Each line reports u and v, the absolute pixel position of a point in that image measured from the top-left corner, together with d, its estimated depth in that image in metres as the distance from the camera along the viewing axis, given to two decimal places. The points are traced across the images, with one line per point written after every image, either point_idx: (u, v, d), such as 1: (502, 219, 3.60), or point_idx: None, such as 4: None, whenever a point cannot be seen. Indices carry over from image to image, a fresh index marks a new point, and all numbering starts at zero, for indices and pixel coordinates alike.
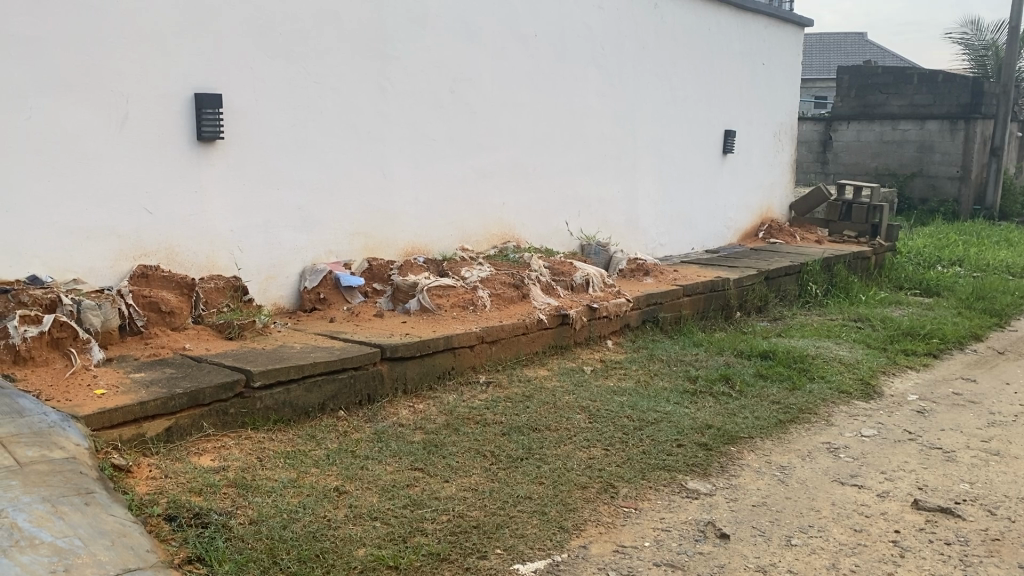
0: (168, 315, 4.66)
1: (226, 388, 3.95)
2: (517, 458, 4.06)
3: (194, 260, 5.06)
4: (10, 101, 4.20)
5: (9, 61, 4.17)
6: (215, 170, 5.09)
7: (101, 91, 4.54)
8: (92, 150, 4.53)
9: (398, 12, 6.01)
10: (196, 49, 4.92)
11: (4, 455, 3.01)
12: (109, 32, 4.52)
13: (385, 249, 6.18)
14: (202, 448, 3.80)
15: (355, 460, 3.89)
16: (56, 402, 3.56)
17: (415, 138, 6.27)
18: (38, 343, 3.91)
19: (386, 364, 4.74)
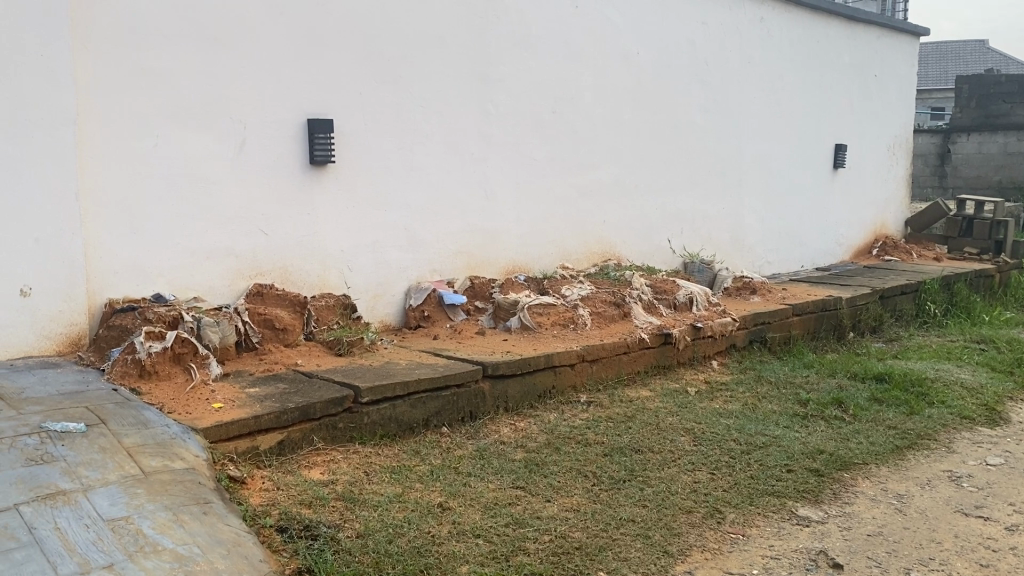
0: (281, 332, 4.83)
1: (335, 402, 4.06)
2: (618, 480, 4.01)
3: (306, 279, 5.24)
4: (139, 130, 4.46)
5: (139, 92, 4.44)
6: (326, 192, 5.26)
7: (220, 118, 4.76)
8: (212, 175, 4.76)
9: (501, 34, 6.10)
10: (308, 76, 5.11)
11: (130, 465, 3.19)
12: (228, 61, 4.76)
13: (487, 268, 6.24)
14: (312, 462, 3.91)
15: (458, 477, 3.92)
16: (177, 415, 3.72)
17: (517, 158, 6.33)
18: (161, 358, 4.09)
19: (488, 383, 4.78)
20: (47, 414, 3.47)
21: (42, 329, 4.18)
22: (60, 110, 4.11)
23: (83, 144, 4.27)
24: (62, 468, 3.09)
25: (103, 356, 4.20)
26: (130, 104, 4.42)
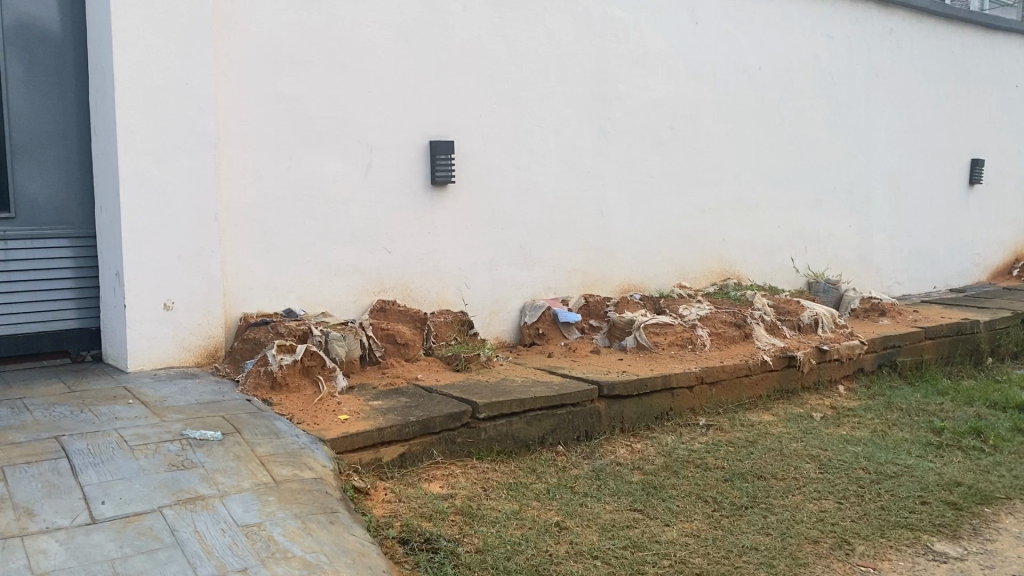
0: (403, 347, 4.93)
1: (454, 418, 4.12)
2: (740, 506, 3.90)
3: (426, 295, 5.35)
4: (273, 152, 4.68)
5: (273, 117, 4.66)
6: (446, 211, 5.38)
7: (348, 141, 4.94)
8: (340, 195, 4.94)
9: (619, 53, 6.09)
10: (431, 99, 5.25)
11: (263, 473, 3.34)
12: (356, 86, 4.94)
13: (603, 286, 6.22)
14: (431, 475, 3.98)
15: (575, 497, 3.91)
16: (306, 426, 3.85)
17: (634, 176, 6.29)
18: (291, 370, 4.25)
19: (604, 402, 4.75)
20: (187, 422, 3.68)
21: (182, 340, 4.43)
22: (202, 135, 4.36)
23: (223, 167, 4.52)
24: (201, 474, 3.26)
25: (238, 367, 4.41)
26: (265, 128, 4.64)
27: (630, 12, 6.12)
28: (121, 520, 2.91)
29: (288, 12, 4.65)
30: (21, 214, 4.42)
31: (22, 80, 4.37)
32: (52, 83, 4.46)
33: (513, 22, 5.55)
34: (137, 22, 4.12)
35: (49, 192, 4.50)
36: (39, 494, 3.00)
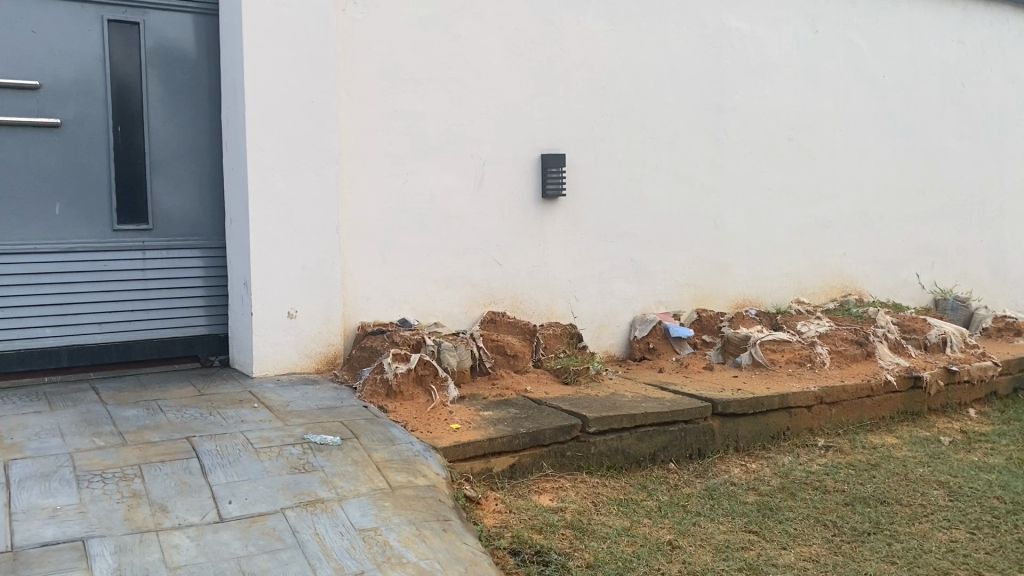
0: (513, 358, 4.96)
1: (564, 431, 4.11)
2: (862, 532, 3.74)
3: (536, 308, 5.38)
4: (391, 166, 4.81)
5: (391, 132, 4.79)
6: (558, 224, 5.39)
7: (463, 155, 5.02)
8: (454, 208, 5.02)
9: (735, 63, 5.98)
10: (544, 112, 5.28)
11: (379, 478, 3.41)
12: (471, 101, 5.02)
13: (716, 300, 6.10)
14: (541, 488, 3.98)
15: (687, 515, 3.83)
16: (420, 433, 3.92)
17: (749, 189, 6.15)
18: (405, 379, 4.33)
19: (718, 420, 4.65)
20: (308, 427, 3.81)
21: (303, 348, 4.60)
22: (324, 151, 4.53)
23: (343, 181, 4.67)
24: (321, 477, 3.36)
25: (355, 374, 4.53)
26: (384, 143, 4.77)
27: (747, 21, 6.00)
28: (246, 519, 3.04)
29: (407, 31, 4.78)
30: (158, 226, 4.69)
31: (161, 100, 4.65)
32: (188, 103, 4.72)
33: (627, 35, 5.53)
34: (267, 44, 4.32)
35: (183, 205, 4.76)
36: (173, 492, 3.17)
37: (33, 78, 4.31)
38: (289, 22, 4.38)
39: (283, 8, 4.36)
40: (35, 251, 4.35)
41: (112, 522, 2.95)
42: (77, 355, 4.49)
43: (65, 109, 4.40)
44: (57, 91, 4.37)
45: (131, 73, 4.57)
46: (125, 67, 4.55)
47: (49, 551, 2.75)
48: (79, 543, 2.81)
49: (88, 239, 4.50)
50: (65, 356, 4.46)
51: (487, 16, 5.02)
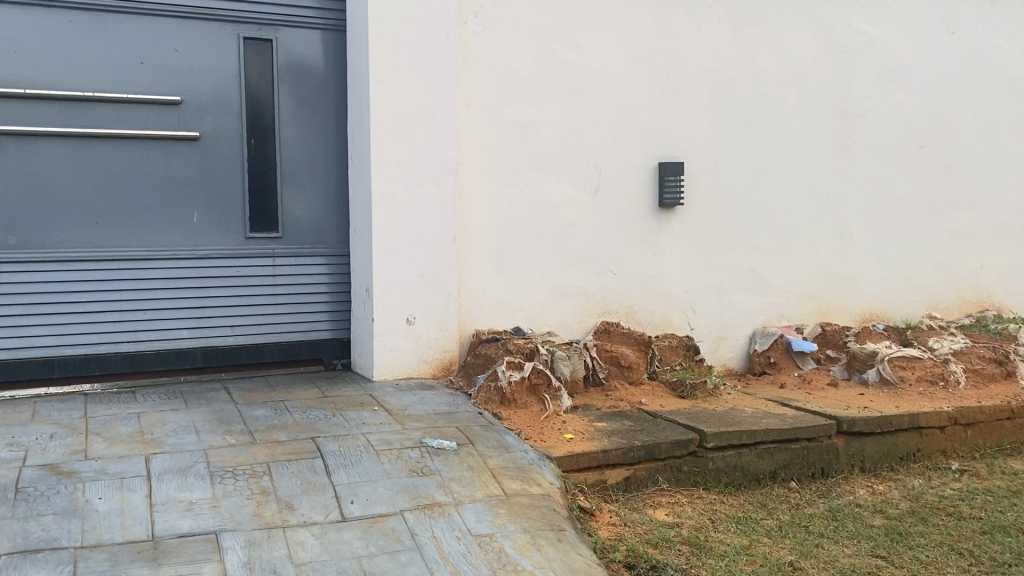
0: (627, 369, 4.91)
1: (680, 445, 4.04)
2: (1002, 563, 3.51)
3: (652, 318, 5.31)
4: (509, 176, 4.86)
5: (509, 142, 4.84)
6: (675, 234, 5.32)
7: (579, 164, 5.02)
8: (570, 217, 5.03)
9: (863, 67, 5.76)
10: (662, 121, 5.22)
11: (494, 485, 3.44)
12: (589, 110, 5.02)
13: (841, 314, 5.87)
14: (657, 502, 3.92)
15: (809, 536, 3.69)
16: (534, 442, 3.92)
17: (878, 198, 5.90)
18: (518, 387, 4.33)
19: (842, 439, 4.47)
20: (426, 431, 3.88)
21: (421, 354, 4.69)
22: (444, 161, 4.62)
23: (462, 190, 4.75)
24: (438, 482, 3.42)
25: (470, 381, 4.59)
26: (502, 153, 4.83)
27: (876, 24, 5.77)
28: (367, 520, 3.12)
29: (526, 41, 4.82)
30: (286, 234, 4.89)
31: (292, 113, 4.85)
32: (316, 115, 4.91)
33: (749, 40, 5.41)
34: (391, 57, 4.45)
35: (310, 214, 4.95)
36: (298, 490, 3.28)
37: (175, 94, 4.58)
38: (413, 36, 4.49)
39: (407, 23, 4.47)
40: (175, 257, 4.62)
41: (242, 517, 3.08)
42: (210, 356, 4.76)
43: (204, 123, 4.65)
44: (197, 106, 4.63)
45: (264, 88, 4.79)
46: (259, 82, 4.78)
47: (186, 542, 2.90)
48: (213, 535, 2.95)
49: (222, 246, 4.74)
50: (199, 357, 4.73)
51: (607, 24, 5.01)
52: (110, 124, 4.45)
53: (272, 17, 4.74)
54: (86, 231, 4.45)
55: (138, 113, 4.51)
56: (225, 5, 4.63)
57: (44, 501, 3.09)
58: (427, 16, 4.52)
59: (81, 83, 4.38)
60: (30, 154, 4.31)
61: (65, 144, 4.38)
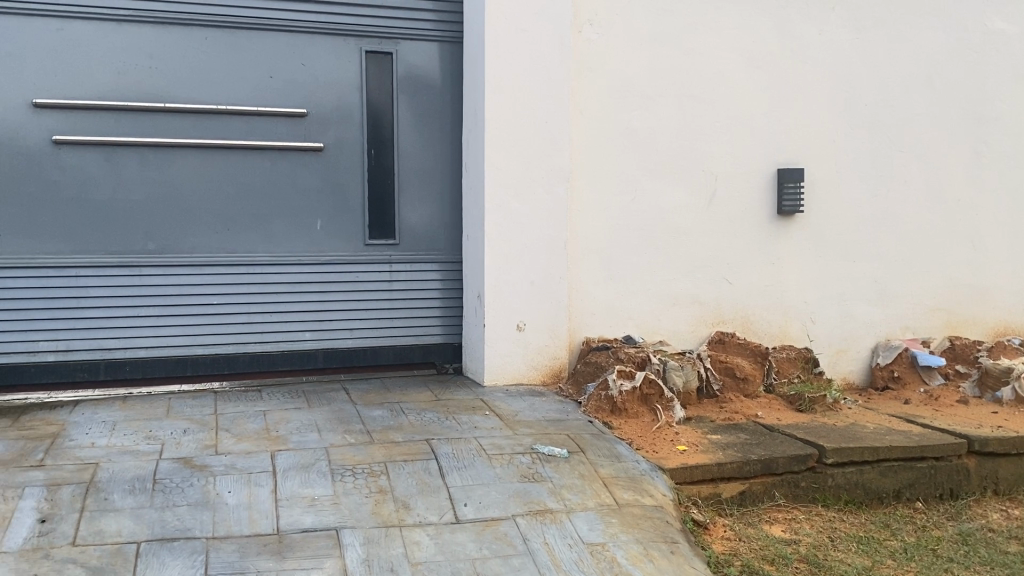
0: (742, 381, 4.79)
1: (799, 460, 3.92)
2: None
3: (768, 329, 5.18)
4: (621, 184, 4.84)
5: (623, 149, 4.82)
6: (793, 243, 5.18)
7: (694, 171, 4.96)
8: (684, 225, 4.97)
9: (999, 68, 5.46)
10: (781, 127, 5.10)
11: (606, 494, 3.43)
12: (703, 117, 4.95)
13: (971, 328, 5.58)
14: (773, 518, 3.82)
15: (938, 560, 3.52)
16: (646, 452, 3.88)
17: (1013, 205, 5.59)
18: (630, 397, 4.29)
19: (974, 459, 4.25)
20: (537, 437, 3.90)
21: (531, 360, 4.72)
22: (557, 169, 4.65)
23: (574, 199, 4.77)
24: (550, 488, 3.43)
25: (580, 389, 4.57)
26: (615, 161, 4.81)
27: (1013, 22, 5.47)
28: (480, 523, 3.17)
29: (641, 48, 4.80)
30: (402, 241, 5.02)
31: (410, 123, 4.98)
32: (433, 125, 5.02)
33: (874, 42, 5.22)
34: (506, 67, 4.51)
35: (426, 221, 5.06)
36: (414, 490, 3.36)
37: (300, 106, 4.77)
38: (528, 46, 4.54)
39: (522, 32, 4.53)
40: (298, 263, 4.81)
41: (361, 515, 3.17)
42: (330, 357, 4.93)
43: (327, 134, 4.83)
44: (320, 118, 4.81)
45: (384, 99, 4.94)
46: (378, 94, 4.93)
47: (309, 537, 3.01)
48: (334, 532, 3.05)
49: (341, 252, 4.90)
50: (320, 358, 4.91)
51: (723, 29, 4.93)
52: (240, 136, 4.68)
53: (392, 31, 4.88)
54: (217, 238, 4.69)
55: (266, 125, 4.72)
56: (348, 20, 4.80)
57: (179, 492, 3.27)
58: (542, 26, 4.56)
59: (215, 97, 4.62)
60: (168, 164, 4.58)
61: (200, 155, 4.63)
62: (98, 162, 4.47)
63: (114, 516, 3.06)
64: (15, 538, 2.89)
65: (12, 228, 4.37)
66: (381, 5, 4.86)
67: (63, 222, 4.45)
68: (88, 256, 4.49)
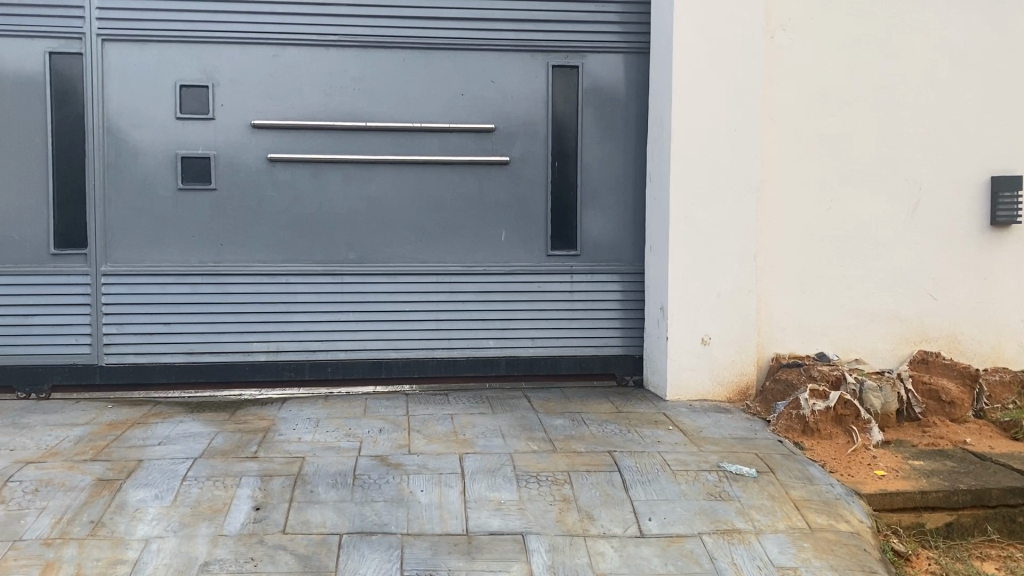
0: (948, 405, 4.44)
1: (1015, 492, 3.61)
2: None
3: (978, 349, 4.81)
4: (816, 194, 4.65)
5: (818, 157, 4.63)
6: (1008, 255, 4.78)
7: (895, 179, 4.69)
8: (884, 237, 4.70)
9: None
10: (995, 130, 4.72)
11: (798, 518, 3.29)
12: (907, 121, 4.67)
13: None
14: (985, 554, 3.54)
15: None
16: (840, 476, 3.70)
17: None
18: (823, 417, 4.11)
19: None
20: (723, 455, 3.82)
21: (716, 375, 4.62)
22: (747, 179, 4.53)
23: (764, 209, 4.63)
24: (738, 508, 3.34)
25: (768, 407, 4.44)
26: (808, 170, 4.63)
27: None
28: (664, 539, 3.13)
29: (838, 52, 4.59)
30: (585, 252, 5.05)
31: (596, 135, 5.01)
32: (618, 137, 5.02)
33: None
34: (695, 77, 4.46)
35: (609, 233, 5.07)
36: (598, 501, 3.37)
37: (489, 121, 4.92)
38: (717, 53, 4.46)
39: (713, 41, 4.45)
40: (484, 273, 4.96)
41: (546, 521, 3.22)
42: (513, 365, 5.04)
43: (513, 147, 4.95)
44: (508, 132, 4.94)
45: (569, 112, 5.01)
46: (564, 108, 5.00)
47: (497, 540, 3.09)
48: (520, 536, 3.12)
49: (526, 263, 5.00)
50: (503, 365, 5.04)
51: (930, 29, 4.63)
52: (433, 151, 4.89)
53: (579, 44, 4.94)
54: (409, 248, 4.93)
55: (457, 140, 4.91)
56: (536, 36, 4.90)
57: (376, 488, 3.45)
58: (734, 32, 4.46)
59: (411, 115, 4.86)
60: (368, 179, 4.86)
61: (396, 170, 4.88)
62: (306, 178, 4.82)
63: (318, 508, 3.27)
64: (234, 523, 3.16)
65: (234, 239, 4.79)
66: (569, 20, 4.92)
67: (275, 233, 4.82)
68: (296, 264, 4.84)
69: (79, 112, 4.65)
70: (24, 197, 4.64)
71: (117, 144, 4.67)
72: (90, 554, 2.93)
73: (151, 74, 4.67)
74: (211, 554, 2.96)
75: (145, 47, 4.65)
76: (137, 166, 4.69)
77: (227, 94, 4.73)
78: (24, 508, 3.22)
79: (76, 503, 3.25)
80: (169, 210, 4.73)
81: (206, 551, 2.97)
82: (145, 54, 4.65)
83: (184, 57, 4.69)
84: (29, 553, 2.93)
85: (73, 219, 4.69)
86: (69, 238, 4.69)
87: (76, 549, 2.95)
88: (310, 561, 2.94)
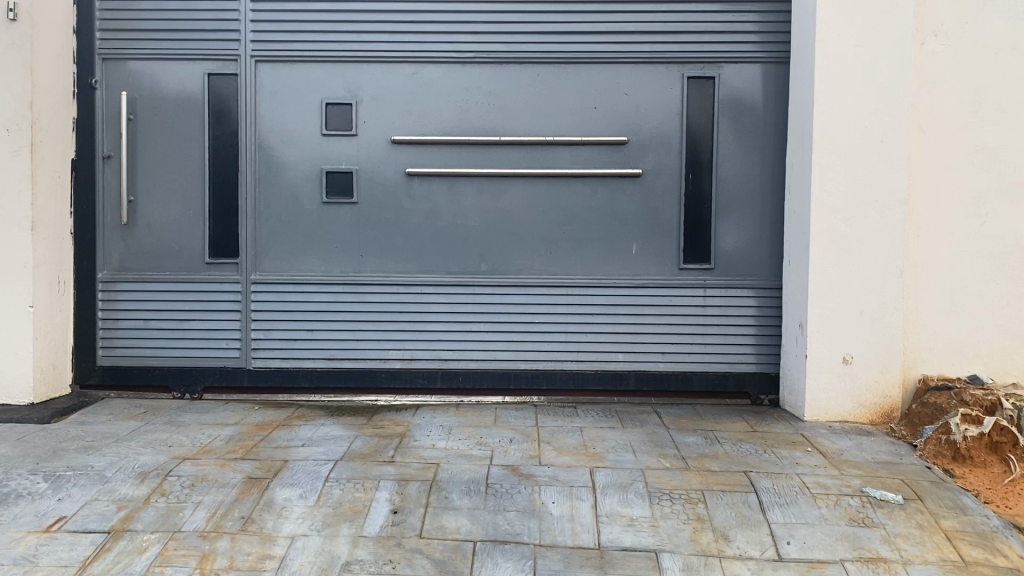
0: None
1: None
2: None
3: None
4: (969, 208, 4.41)
5: (972, 169, 4.39)
6: None
7: None
8: None
9: None
10: None
11: (949, 549, 3.12)
12: None
13: None
14: None
15: None
16: (996, 507, 3.45)
17: None
18: (977, 444, 3.88)
19: None
20: (866, 479, 3.66)
21: (857, 396, 4.45)
22: (894, 191, 4.33)
23: (913, 223, 4.42)
24: (883, 536, 3.19)
25: (914, 431, 4.23)
26: (960, 182, 4.40)
27: None
28: (805, 564, 3.03)
29: (994, 57, 4.34)
30: (718, 265, 4.95)
31: (732, 147, 4.91)
32: (755, 148, 4.90)
33: None
34: (839, 85, 4.31)
35: (743, 247, 4.95)
36: (733, 522, 3.30)
37: (622, 134, 4.91)
38: (862, 61, 4.30)
39: (859, 49, 4.30)
40: (614, 286, 4.95)
41: (680, 540, 3.18)
42: (642, 379, 5.01)
43: (646, 160, 4.92)
44: (640, 144, 4.92)
45: (703, 124, 4.93)
46: (699, 119, 4.93)
47: (630, 557, 3.07)
48: (654, 554, 3.09)
49: (657, 276, 4.96)
50: (632, 379, 5.01)
51: None
52: (565, 164, 4.92)
53: (715, 55, 4.86)
54: (541, 260, 4.97)
55: (589, 153, 4.92)
56: (670, 47, 4.87)
57: (509, 497, 3.50)
58: (881, 39, 4.29)
59: (544, 129, 4.91)
60: (501, 192, 4.95)
61: (528, 182, 4.94)
62: (442, 192, 4.95)
63: (453, 514, 3.35)
64: (373, 525, 3.26)
65: (374, 250, 4.97)
66: (705, 30, 4.86)
67: (411, 245, 4.97)
68: (431, 275, 4.97)
69: (233, 129, 4.95)
70: (184, 209, 4.97)
71: (267, 159, 4.93)
72: (242, 548, 3.09)
73: (299, 93, 4.92)
74: (352, 554, 3.07)
75: (294, 67, 4.90)
76: (285, 179, 4.94)
77: (369, 111, 4.92)
78: (183, 501, 3.44)
79: (228, 499, 3.45)
80: (313, 221, 4.96)
81: (348, 551, 3.08)
82: (294, 74, 4.91)
83: (331, 76, 4.91)
84: (187, 544, 3.12)
85: (226, 230, 4.98)
86: (222, 248, 4.98)
87: (229, 543, 3.13)
88: (446, 565, 3.01)
